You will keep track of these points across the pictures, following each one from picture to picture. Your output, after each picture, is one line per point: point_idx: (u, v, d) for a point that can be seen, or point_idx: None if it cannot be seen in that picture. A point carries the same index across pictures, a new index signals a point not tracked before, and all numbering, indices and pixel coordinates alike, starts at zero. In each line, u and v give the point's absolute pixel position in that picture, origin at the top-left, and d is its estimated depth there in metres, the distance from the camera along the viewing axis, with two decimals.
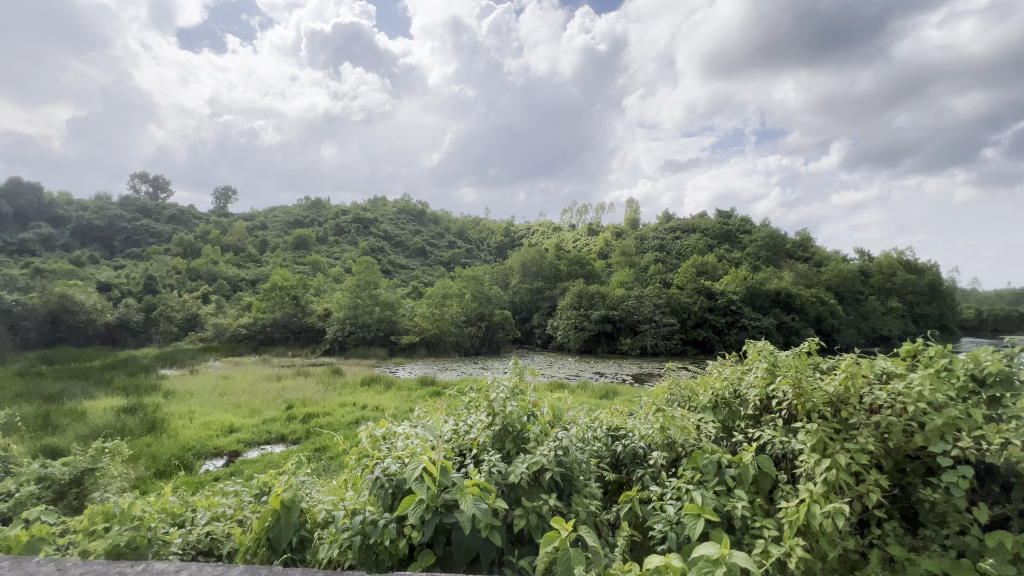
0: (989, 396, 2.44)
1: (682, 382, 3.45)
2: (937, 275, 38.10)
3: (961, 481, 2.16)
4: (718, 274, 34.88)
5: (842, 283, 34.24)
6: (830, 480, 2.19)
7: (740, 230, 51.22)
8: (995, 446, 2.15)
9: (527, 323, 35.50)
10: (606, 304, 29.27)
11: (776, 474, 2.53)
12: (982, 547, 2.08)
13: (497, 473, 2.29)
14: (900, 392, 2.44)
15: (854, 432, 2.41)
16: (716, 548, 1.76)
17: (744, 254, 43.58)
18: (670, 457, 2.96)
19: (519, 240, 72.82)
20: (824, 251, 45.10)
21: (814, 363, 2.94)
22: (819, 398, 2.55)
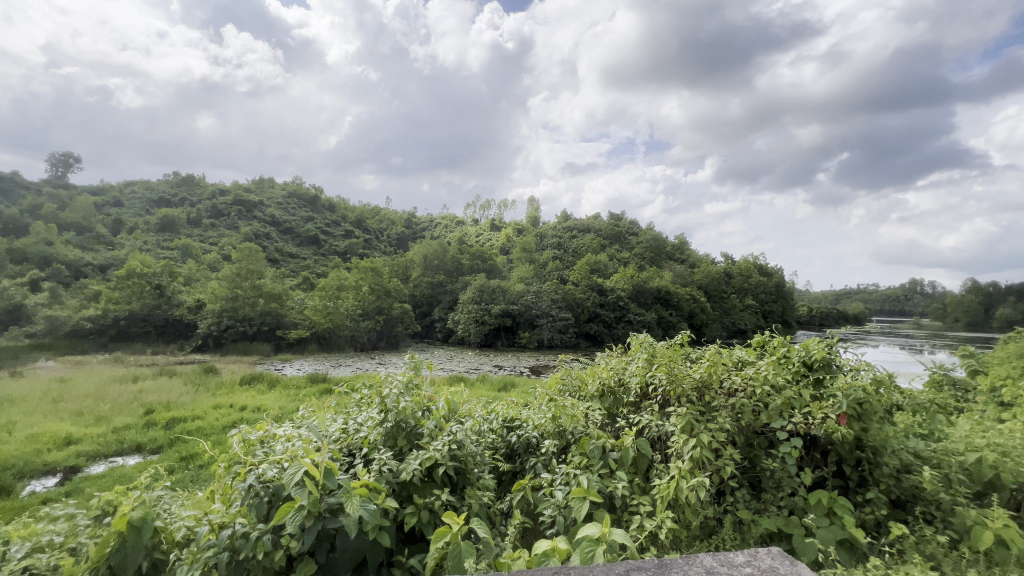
0: (815, 378, 2.92)
1: (573, 373, 3.64)
2: (782, 278, 45.01)
3: (793, 451, 2.56)
4: (609, 272, 37.57)
5: (711, 283, 38.84)
6: (695, 456, 2.45)
7: (628, 232, 55.75)
8: (821, 420, 2.58)
9: (428, 317, 34.91)
10: (506, 298, 29.79)
11: (651, 455, 2.77)
12: (806, 505, 2.49)
13: (388, 471, 2.20)
14: (751, 377, 2.84)
15: (715, 413, 2.73)
16: (597, 528, 1.89)
17: (631, 254, 47.41)
18: (560, 445, 3.10)
19: (421, 233, 71.50)
20: (696, 254, 50.88)
21: (686, 353, 3.28)
22: (687, 383, 2.84)
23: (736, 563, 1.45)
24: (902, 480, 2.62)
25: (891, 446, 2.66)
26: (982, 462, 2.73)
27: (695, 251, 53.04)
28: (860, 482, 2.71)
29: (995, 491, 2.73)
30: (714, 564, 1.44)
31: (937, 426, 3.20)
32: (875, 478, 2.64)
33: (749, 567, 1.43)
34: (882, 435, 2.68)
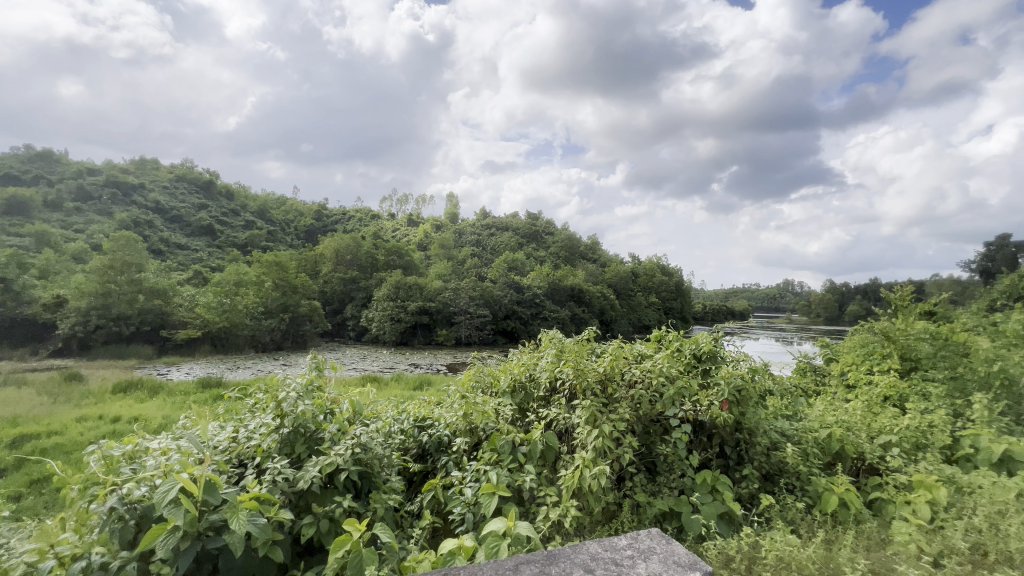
0: (703, 368, 3.21)
1: (487, 370, 3.67)
2: (681, 278, 49.11)
3: (683, 436, 2.80)
4: (526, 270, 38.38)
5: (620, 282, 41.25)
6: (597, 446, 2.58)
7: (545, 232, 57.46)
8: (707, 406, 2.85)
9: (339, 315, 33.12)
10: (423, 295, 29.15)
11: (558, 448, 2.87)
12: (694, 484, 2.74)
13: (283, 481, 2.05)
14: (649, 369, 3.04)
15: (616, 404, 2.89)
16: (503, 523, 1.92)
17: (548, 253, 48.92)
18: (472, 442, 3.10)
19: (332, 227, 67.69)
20: (607, 254, 53.83)
21: (592, 348, 3.44)
22: (592, 376, 2.98)
23: (619, 547, 1.54)
24: (771, 457, 2.98)
25: (762, 427, 3.01)
26: (831, 437, 3.20)
27: (606, 252, 56.07)
28: (738, 460, 3.02)
29: (841, 461, 3.22)
30: (601, 548, 1.53)
31: (799, 406, 3.70)
32: (749, 456, 2.98)
33: (630, 550, 1.52)
34: (757, 419, 3.02)
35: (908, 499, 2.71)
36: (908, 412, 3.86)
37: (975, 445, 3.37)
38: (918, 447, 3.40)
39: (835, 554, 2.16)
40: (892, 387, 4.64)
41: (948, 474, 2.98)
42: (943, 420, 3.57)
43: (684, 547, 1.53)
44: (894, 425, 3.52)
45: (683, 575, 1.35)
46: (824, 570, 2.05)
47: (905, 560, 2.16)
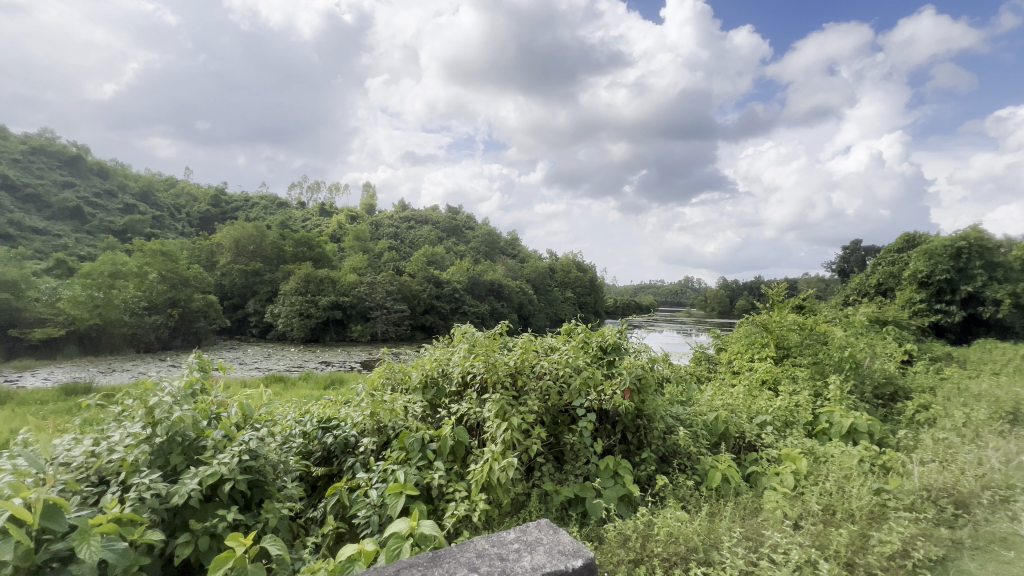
0: (609, 359, 3.37)
1: (398, 366, 3.55)
2: (594, 275, 51.62)
3: (589, 425, 2.91)
4: (446, 264, 37.94)
5: (538, 277, 42.25)
6: (507, 438, 2.60)
7: (465, 226, 57.11)
8: (610, 395, 3.00)
9: (239, 310, 30.35)
10: (336, 290, 27.63)
11: (469, 442, 2.85)
12: (598, 470, 2.87)
13: (152, 498, 1.80)
14: (557, 362, 3.13)
15: (525, 397, 2.95)
16: (406, 524, 1.87)
17: (468, 248, 48.77)
18: (380, 442, 2.99)
19: (232, 214, 61.73)
20: (526, 251, 55.00)
21: (504, 342, 3.46)
22: (502, 370, 3.00)
23: (507, 542, 1.56)
24: (666, 440, 3.21)
25: (659, 413, 3.23)
26: (717, 419, 3.54)
27: (525, 248, 57.24)
28: (638, 444, 3.20)
29: (725, 441, 3.57)
30: (488, 543, 1.56)
31: (692, 392, 4.04)
32: (648, 440, 3.18)
33: (517, 544, 1.55)
34: (654, 405, 3.24)
35: (777, 471, 3.08)
36: (780, 394, 4.40)
37: (829, 420, 3.92)
38: (787, 424, 3.89)
39: (716, 525, 2.38)
40: (768, 372, 5.30)
41: (808, 446, 3.45)
42: (807, 401, 4.12)
43: (570, 537, 1.59)
44: (769, 407, 4.00)
45: (565, 564, 1.41)
46: (706, 540, 2.25)
47: (771, 525, 2.45)
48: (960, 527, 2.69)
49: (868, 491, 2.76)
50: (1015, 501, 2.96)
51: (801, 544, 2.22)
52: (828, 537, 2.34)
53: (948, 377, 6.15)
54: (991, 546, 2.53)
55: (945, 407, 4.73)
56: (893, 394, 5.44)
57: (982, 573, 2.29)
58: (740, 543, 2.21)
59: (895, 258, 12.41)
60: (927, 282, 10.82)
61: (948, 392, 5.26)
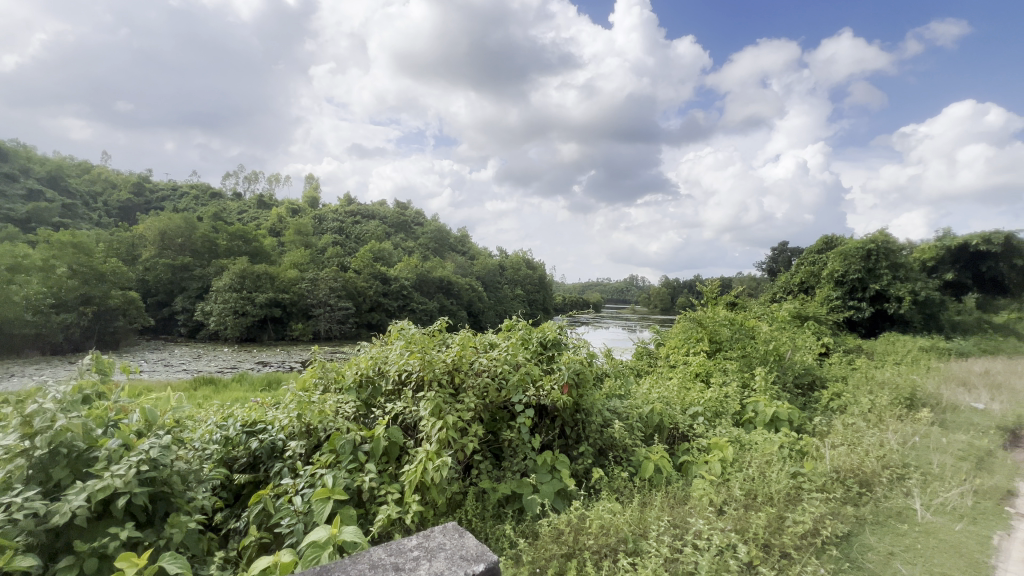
0: (548, 355, 3.39)
1: (331, 365, 3.38)
2: (543, 273, 52.28)
3: (527, 421, 2.91)
4: (393, 260, 36.95)
5: (487, 274, 42.15)
6: (441, 437, 2.54)
7: (413, 223, 56.04)
8: (548, 391, 3.00)
9: (165, 308, 28.02)
10: (274, 286, 26.01)
11: (403, 442, 2.76)
12: (536, 466, 2.87)
13: (27, 518, 1.59)
14: (494, 359, 3.10)
15: (462, 395, 2.88)
16: (326, 531, 1.77)
17: (417, 244, 47.82)
18: (310, 445, 2.82)
19: (157, 204, 56.93)
20: (476, 248, 54.78)
21: (443, 339, 3.40)
22: (439, 367, 2.94)
23: (408, 550, 1.51)
24: (604, 433, 3.26)
25: (596, 407, 3.27)
26: (653, 411, 3.67)
27: (475, 245, 57.02)
28: (576, 438, 3.23)
29: (660, 432, 3.70)
30: (388, 553, 1.49)
31: (628, 385, 4.16)
32: (586, 434, 3.21)
33: (418, 551, 1.51)
34: (592, 399, 3.28)
35: (706, 459, 3.23)
36: (712, 386, 4.63)
37: (755, 410, 4.17)
38: (717, 414, 4.09)
39: (646, 515, 2.44)
40: (702, 365, 5.57)
41: (736, 435, 3.64)
42: (735, 392, 4.36)
43: (475, 540, 1.57)
44: (701, 398, 4.19)
45: (468, 569, 1.38)
46: (635, 530, 2.31)
47: (698, 512, 2.55)
48: (863, 505, 2.94)
49: (785, 476, 2.95)
50: (907, 479, 3.29)
51: (723, 529, 2.32)
52: (748, 521, 2.46)
53: (857, 367, 6.77)
54: (888, 520, 2.79)
55: (855, 394, 5.19)
56: (811, 383, 5.88)
57: (879, 545, 2.51)
58: (667, 531, 2.28)
59: (815, 259, 13.47)
60: (842, 281, 11.82)
61: (857, 380, 5.79)
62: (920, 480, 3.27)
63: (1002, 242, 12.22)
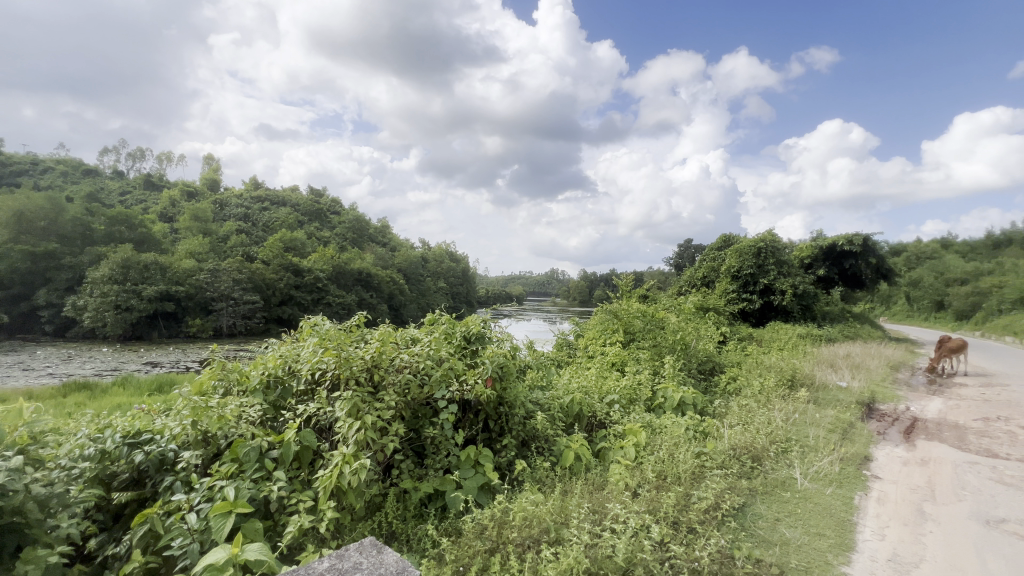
0: (472, 348, 3.36)
1: (232, 364, 3.06)
2: (466, 265, 52.03)
3: (450, 417, 2.86)
4: (307, 250, 34.63)
5: (409, 267, 40.99)
6: (359, 439, 2.40)
7: (329, 212, 52.98)
8: (472, 385, 2.96)
9: (23, 303, 23.87)
10: (165, 278, 23.12)
11: (317, 446, 2.59)
12: (459, 463, 2.83)
13: None
14: (416, 355, 3.00)
15: (383, 393, 2.76)
16: (227, 551, 1.59)
17: (333, 234, 45.24)
18: (208, 455, 2.54)
19: (10, 179, 48.16)
20: (397, 239, 53.11)
21: (361, 336, 3.23)
22: (356, 365, 2.78)
23: (316, 571, 1.40)
24: (526, 425, 3.30)
25: (520, 399, 3.29)
26: (573, 401, 3.80)
27: (396, 236, 55.25)
28: (499, 431, 3.24)
29: (579, 421, 3.83)
30: None
31: (550, 376, 4.25)
32: (509, 427, 3.22)
33: (329, 571, 1.40)
34: (515, 392, 3.29)
35: (622, 445, 3.39)
36: (626, 375, 4.89)
37: (664, 396, 4.47)
38: (631, 401, 4.33)
39: (567, 503, 2.52)
40: (618, 355, 5.86)
41: (648, 420, 3.87)
42: (647, 380, 4.63)
43: (394, 553, 1.50)
44: (617, 386, 4.40)
45: None
46: (557, 518, 2.37)
47: (614, 497, 2.67)
48: (754, 477, 3.27)
49: (690, 457, 3.19)
50: (791, 451, 3.70)
51: (638, 511, 2.45)
52: (660, 501, 2.62)
53: (749, 353, 7.52)
54: (774, 489, 3.13)
55: (747, 378, 5.77)
56: (711, 369, 6.42)
57: (768, 513, 2.81)
58: (587, 518, 2.36)
59: (715, 255, 14.75)
60: (737, 275, 13.04)
61: (749, 365, 6.45)
62: (799, 452, 3.70)
63: (861, 243, 14.22)
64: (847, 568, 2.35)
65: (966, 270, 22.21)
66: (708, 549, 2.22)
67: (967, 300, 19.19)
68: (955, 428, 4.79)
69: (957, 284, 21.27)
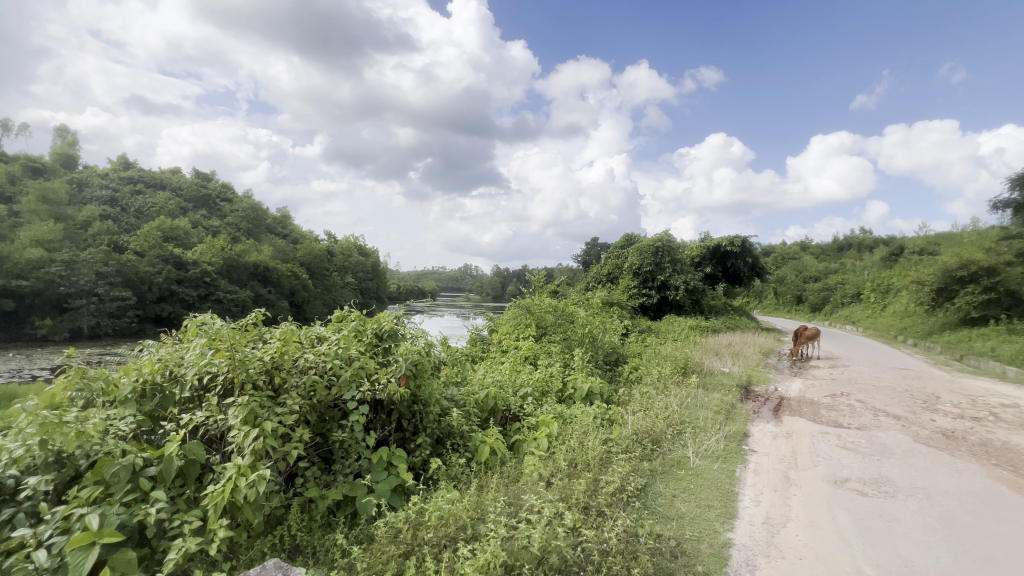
0: (384, 346, 3.23)
1: (95, 371, 2.63)
2: (376, 260, 50.01)
3: (361, 418, 2.72)
4: (192, 241, 30.85)
5: (313, 260, 38.13)
6: (258, 449, 2.19)
7: (219, 198, 47.84)
8: (384, 384, 2.85)
9: None
10: (2, 270, 19.19)
11: (206, 459, 2.32)
12: (370, 466, 2.72)
13: None
14: (322, 354, 2.82)
15: (285, 396, 2.55)
16: None
17: (224, 222, 40.88)
18: (63, 479, 2.15)
19: None
20: (300, 230, 49.49)
21: (258, 335, 2.95)
22: (254, 367, 2.53)
23: None
24: (441, 422, 3.25)
25: (434, 396, 3.23)
26: (488, 396, 3.82)
27: (298, 227, 51.43)
28: (413, 430, 3.16)
29: (494, 415, 3.86)
30: None
31: (464, 372, 4.23)
32: (423, 425, 3.15)
33: None
34: (430, 389, 3.22)
35: (535, 436, 3.48)
36: (538, 368, 5.02)
37: (573, 387, 4.67)
38: (543, 392, 4.47)
39: (483, 498, 2.53)
40: (530, 349, 6.01)
41: (559, 411, 4.02)
42: (558, 372, 4.81)
43: None
44: (530, 379, 4.50)
45: None
46: (473, 514, 2.36)
47: (529, 488, 2.74)
48: (654, 458, 3.54)
49: (599, 444, 3.36)
50: (683, 432, 4.08)
51: (551, 500, 2.54)
52: (571, 488, 2.73)
53: (648, 344, 8.14)
54: (671, 468, 3.42)
55: (647, 367, 6.24)
56: (616, 360, 6.83)
57: (667, 490, 3.07)
58: (502, 511, 2.39)
59: (619, 253, 15.74)
60: (638, 272, 13.99)
61: (648, 355, 6.97)
62: (691, 433, 4.08)
63: (740, 244, 16.05)
64: (731, 533, 2.64)
65: (818, 270, 26.11)
66: (615, 529, 2.36)
67: (819, 295, 22.55)
68: (811, 404, 5.60)
69: (812, 281, 24.91)
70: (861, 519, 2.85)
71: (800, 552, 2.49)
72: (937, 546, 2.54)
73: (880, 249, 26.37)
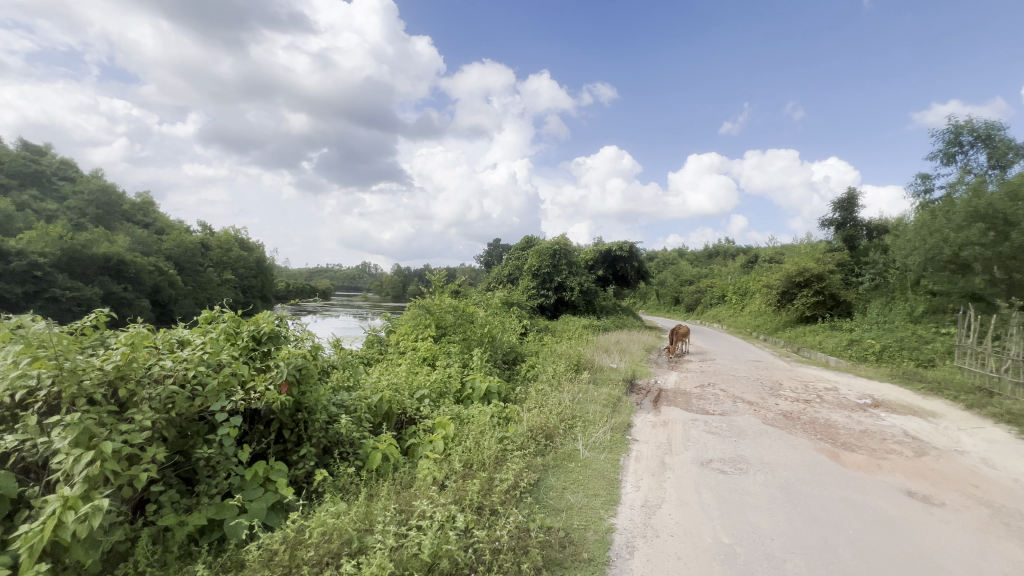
0: (263, 350, 2.93)
1: None
2: (261, 255, 45.46)
3: (231, 431, 2.44)
4: (16, 225, 25.17)
5: (184, 253, 33.34)
6: (92, 475, 1.85)
7: (56, 175, 39.75)
8: (261, 393, 2.59)
9: None
10: None
11: (20, 492, 1.90)
12: (242, 483, 2.45)
13: None
14: (183, 360, 2.47)
15: (134, 411, 2.18)
16: None
17: (62, 206, 34.04)
18: None
19: None
20: (166, 219, 43.17)
21: (99, 339, 2.49)
22: (91, 377, 2.13)
23: None
24: (329, 430, 3.03)
25: (321, 403, 3.00)
26: (382, 399, 3.65)
27: (163, 215, 44.76)
28: (296, 440, 2.91)
29: (388, 419, 3.70)
30: None
31: (356, 375, 4.00)
32: (308, 434, 2.91)
33: None
34: (316, 395, 2.99)
35: (431, 439, 3.42)
36: (436, 369, 4.94)
37: (473, 386, 4.67)
38: (441, 394, 4.40)
39: (372, 508, 2.41)
40: (429, 350, 5.90)
41: (457, 412, 3.99)
42: (457, 373, 4.77)
43: None
44: (427, 380, 4.41)
45: None
46: (360, 525, 2.24)
47: (421, 492, 2.66)
48: (547, 453, 3.67)
49: (494, 442, 3.40)
50: (575, 426, 4.29)
51: (444, 503, 2.50)
52: (465, 489, 2.72)
53: (544, 342, 8.46)
54: (563, 461, 3.57)
55: (542, 365, 6.47)
56: (514, 359, 6.99)
57: (558, 483, 3.20)
58: (393, 520, 2.30)
59: (519, 255, 16.12)
60: (537, 274, 14.46)
61: (544, 353, 7.25)
62: (581, 426, 4.31)
63: (628, 249, 17.39)
64: (614, 518, 2.83)
65: (692, 274, 29.26)
66: (507, 527, 2.39)
67: (693, 296, 25.34)
68: (685, 395, 6.24)
69: (687, 284, 27.90)
70: (720, 494, 3.23)
71: (672, 529, 2.75)
72: (778, 512, 2.98)
73: (740, 256, 30.42)
